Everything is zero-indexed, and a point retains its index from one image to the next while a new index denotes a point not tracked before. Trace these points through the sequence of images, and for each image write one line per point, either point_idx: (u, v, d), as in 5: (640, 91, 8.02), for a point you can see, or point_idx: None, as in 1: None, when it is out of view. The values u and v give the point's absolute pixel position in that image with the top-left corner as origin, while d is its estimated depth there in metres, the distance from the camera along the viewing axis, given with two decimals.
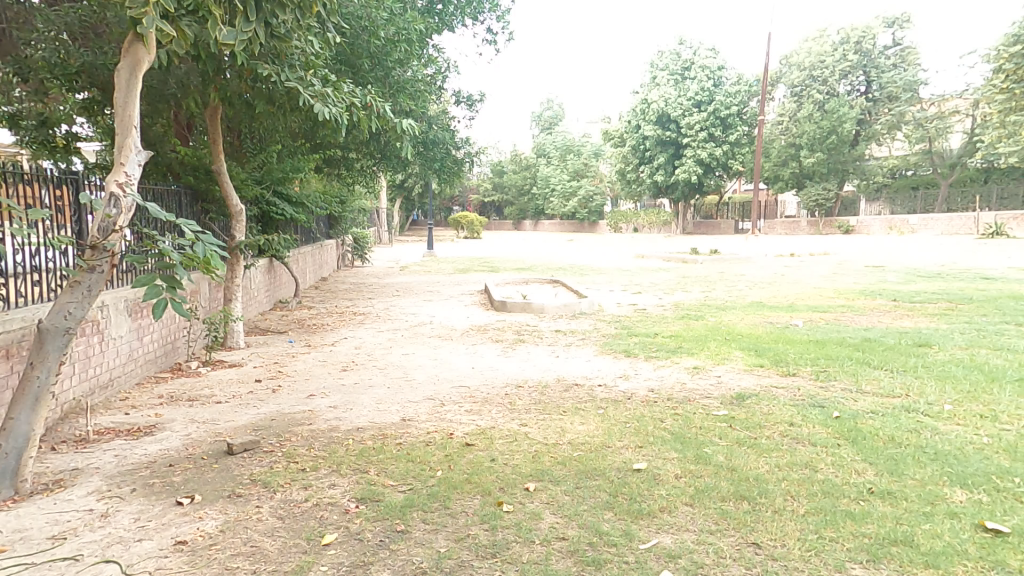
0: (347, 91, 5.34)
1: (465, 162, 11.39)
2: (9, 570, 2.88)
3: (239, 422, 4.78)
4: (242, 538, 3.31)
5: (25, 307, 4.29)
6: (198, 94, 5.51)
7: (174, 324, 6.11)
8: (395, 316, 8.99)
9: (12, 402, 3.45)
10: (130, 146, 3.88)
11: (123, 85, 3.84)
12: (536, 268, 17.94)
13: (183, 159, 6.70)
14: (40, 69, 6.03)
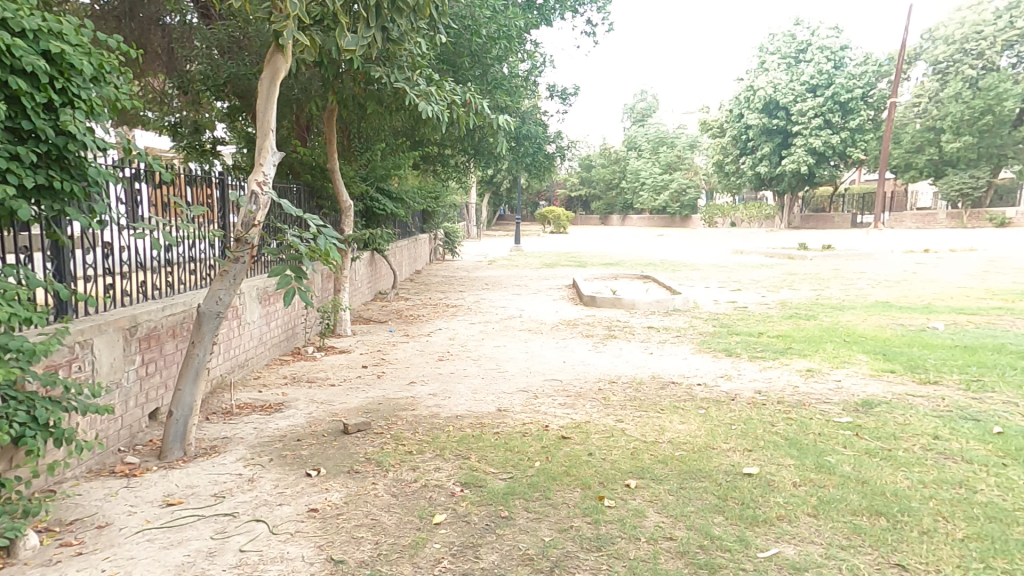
0: (449, 90, 5.61)
1: (556, 156, 11.44)
2: (186, 519, 3.37)
3: (351, 404, 5.19)
4: (363, 511, 3.61)
5: (185, 293, 4.98)
6: (319, 98, 6.04)
7: (294, 313, 6.76)
8: (485, 309, 9.26)
9: (179, 374, 4.06)
10: (267, 148, 4.36)
11: (264, 93, 4.26)
12: (622, 263, 17.60)
13: (302, 159, 7.36)
14: (197, 82, 6.87)
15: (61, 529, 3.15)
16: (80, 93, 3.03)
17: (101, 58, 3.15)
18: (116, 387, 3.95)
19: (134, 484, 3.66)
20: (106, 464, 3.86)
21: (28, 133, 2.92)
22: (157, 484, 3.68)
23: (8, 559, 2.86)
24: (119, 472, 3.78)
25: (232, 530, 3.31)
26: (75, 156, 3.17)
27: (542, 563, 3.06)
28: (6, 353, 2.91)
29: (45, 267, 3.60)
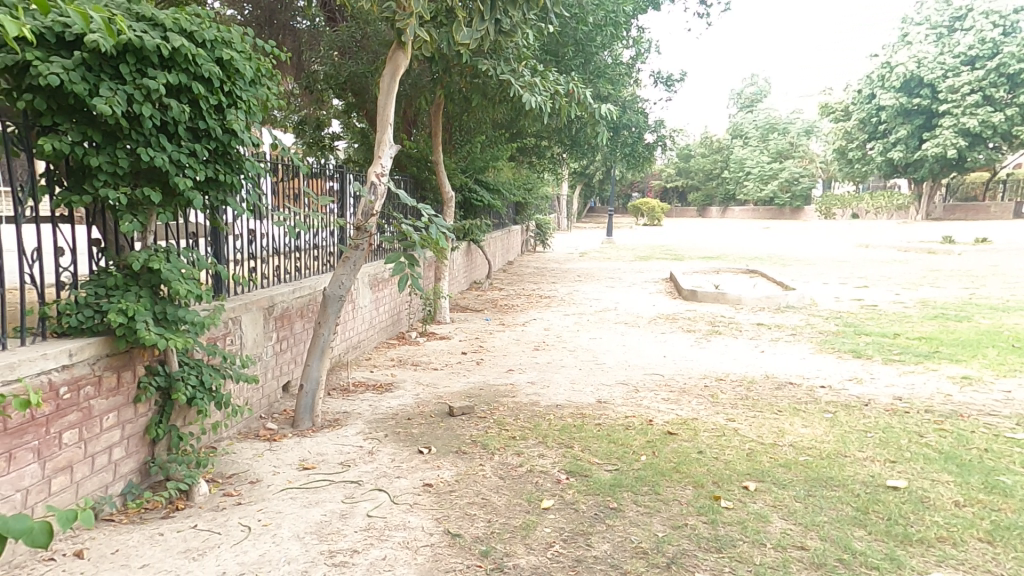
0: (552, 81, 5.68)
1: (655, 146, 11.12)
2: (319, 482, 3.69)
3: (455, 388, 5.41)
4: (474, 490, 3.73)
5: (310, 278, 5.46)
6: (427, 91, 6.40)
7: (400, 299, 7.17)
8: (578, 301, 9.24)
9: (307, 351, 4.44)
10: (386, 141, 4.62)
11: (385, 89, 4.49)
12: (723, 256, 16.86)
13: (411, 153, 7.85)
14: (321, 81, 7.65)
15: (223, 481, 3.57)
16: (242, 95, 3.39)
17: (257, 62, 3.50)
18: (257, 360, 4.42)
19: (276, 448, 4.07)
20: (250, 429, 4.34)
21: (203, 132, 3.30)
22: (293, 449, 4.06)
23: (186, 501, 3.29)
24: (262, 437, 4.22)
25: (358, 496, 3.56)
26: (235, 152, 3.55)
27: (658, 558, 2.98)
28: (183, 324, 3.32)
29: (207, 251, 4.09)
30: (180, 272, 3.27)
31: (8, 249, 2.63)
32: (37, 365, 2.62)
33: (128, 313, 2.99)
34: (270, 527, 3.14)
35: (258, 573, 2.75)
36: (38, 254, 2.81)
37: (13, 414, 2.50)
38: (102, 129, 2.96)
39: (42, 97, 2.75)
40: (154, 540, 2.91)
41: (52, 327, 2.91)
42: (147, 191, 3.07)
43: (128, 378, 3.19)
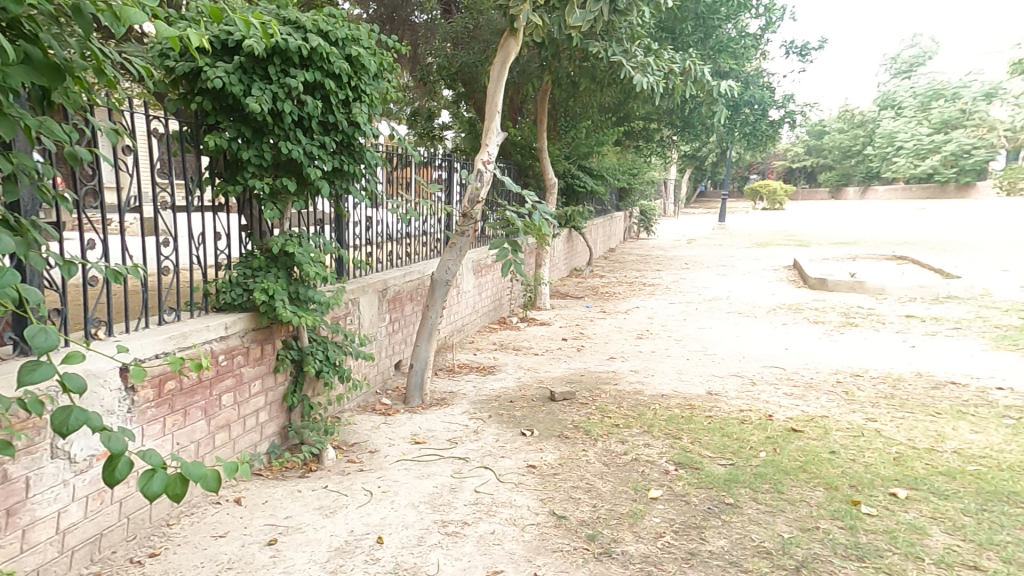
0: (667, 59, 5.64)
1: (782, 123, 10.10)
2: (429, 456, 3.87)
3: (556, 373, 5.42)
4: (578, 474, 3.66)
5: (419, 263, 5.77)
6: (534, 78, 6.86)
7: (501, 285, 7.36)
8: (685, 289, 8.78)
9: (417, 333, 4.67)
10: (493, 129, 4.70)
11: (495, 77, 4.55)
12: (865, 242, 14.96)
13: (517, 140, 8.19)
14: (435, 73, 8.28)
15: (347, 448, 3.89)
16: (366, 89, 3.62)
17: (381, 57, 3.73)
18: (374, 339, 4.77)
19: (390, 422, 4.35)
20: (368, 402, 4.69)
21: (332, 126, 3.58)
22: (406, 424, 4.31)
23: (318, 464, 3.64)
24: (379, 410, 4.54)
25: (466, 472, 3.67)
26: (358, 143, 3.81)
27: (784, 560, 2.69)
28: (311, 303, 3.65)
29: (331, 237, 4.44)
30: (310, 255, 3.58)
31: (182, 234, 3.06)
32: (203, 335, 3.03)
33: (269, 292, 3.35)
34: (389, 493, 3.36)
35: (382, 535, 2.95)
36: (202, 239, 3.23)
37: (187, 376, 2.89)
38: (252, 126, 3.32)
39: (208, 99, 3.15)
40: (295, 495, 3.25)
41: (212, 303, 3.34)
42: (285, 181, 3.41)
43: (270, 350, 3.58)
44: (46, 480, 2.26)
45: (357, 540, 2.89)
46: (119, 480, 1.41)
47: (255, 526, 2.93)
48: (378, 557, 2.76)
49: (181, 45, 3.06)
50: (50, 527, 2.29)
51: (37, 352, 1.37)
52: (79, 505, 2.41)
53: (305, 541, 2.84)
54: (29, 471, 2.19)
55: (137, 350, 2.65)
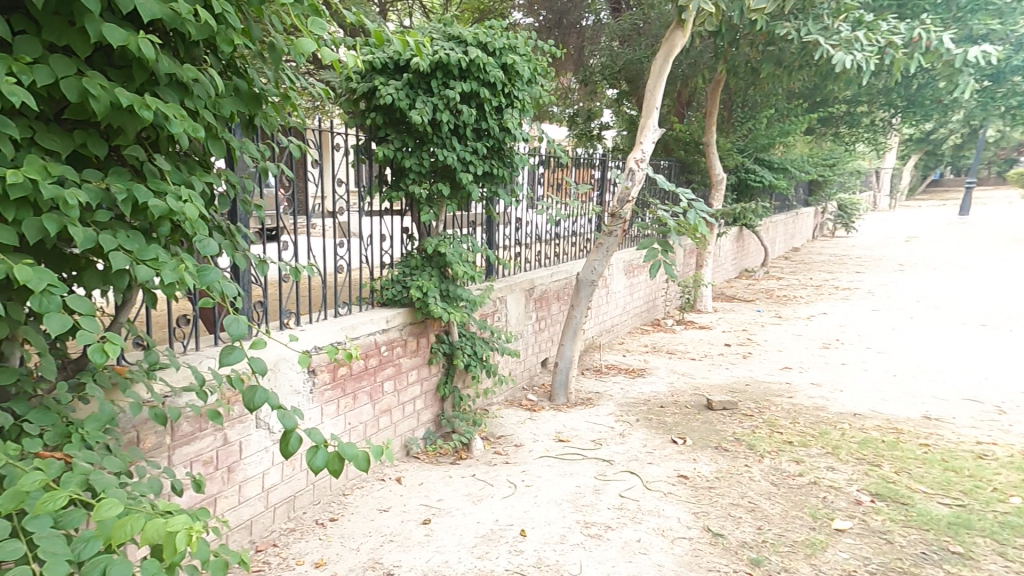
0: (886, 29, 5.50)
1: None
2: (572, 455, 3.79)
3: (714, 381, 4.92)
4: (739, 491, 3.21)
5: (565, 264, 5.77)
6: (708, 70, 7.14)
7: (656, 286, 7.04)
8: (901, 300, 7.63)
9: (561, 332, 4.64)
10: (648, 126, 4.53)
11: (656, 71, 4.55)
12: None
13: (678, 136, 8.05)
14: (598, 72, 8.48)
15: (494, 440, 4.03)
16: (518, 94, 3.77)
17: (535, 63, 3.86)
18: (520, 337, 4.90)
19: (535, 418, 4.39)
20: (515, 398, 4.82)
21: (484, 132, 3.79)
22: (551, 421, 4.30)
23: (467, 453, 3.84)
24: (524, 406, 4.62)
25: (610, 475, 3.50)
26: (508, 147, 3.97)
27: None
28: (460, 301, 3.90)
29: (482, 238, 4.64)
30: (460, 255, 3.84)
31: (355, 236, 3.50)
32: (368, 327, 3.41)
33: (424, 289, 3.66)
34: (531, 488, 3.37)
35: (524, 528, 2.95)
36: (370, 240, 3.65)
37: (354, 363, 3.27)
38: (414, 136, 3.66)
39: (381, 114, 3.58)
40: (446, 480, 3.47)
41: (377, 298, 3.74)
42: (441, 186, 3.71)
43: (424, 343, 3.90)
44: (254, 445, 2.77)
45: (501, 530, 2.94)
46: (296, 453, 1.68)
47: (412, 505, 3.19)
48: (521, 550, 2.76)
49: (361, 68, 3.50)
50: (257, 484, 2.80)
51: (233, 338, 1.70)
52: (276, 468, 2.91)
53: (453, 524, 3.00)
54: (241, 436, 2.70)
55: (308, 338, 3.07)
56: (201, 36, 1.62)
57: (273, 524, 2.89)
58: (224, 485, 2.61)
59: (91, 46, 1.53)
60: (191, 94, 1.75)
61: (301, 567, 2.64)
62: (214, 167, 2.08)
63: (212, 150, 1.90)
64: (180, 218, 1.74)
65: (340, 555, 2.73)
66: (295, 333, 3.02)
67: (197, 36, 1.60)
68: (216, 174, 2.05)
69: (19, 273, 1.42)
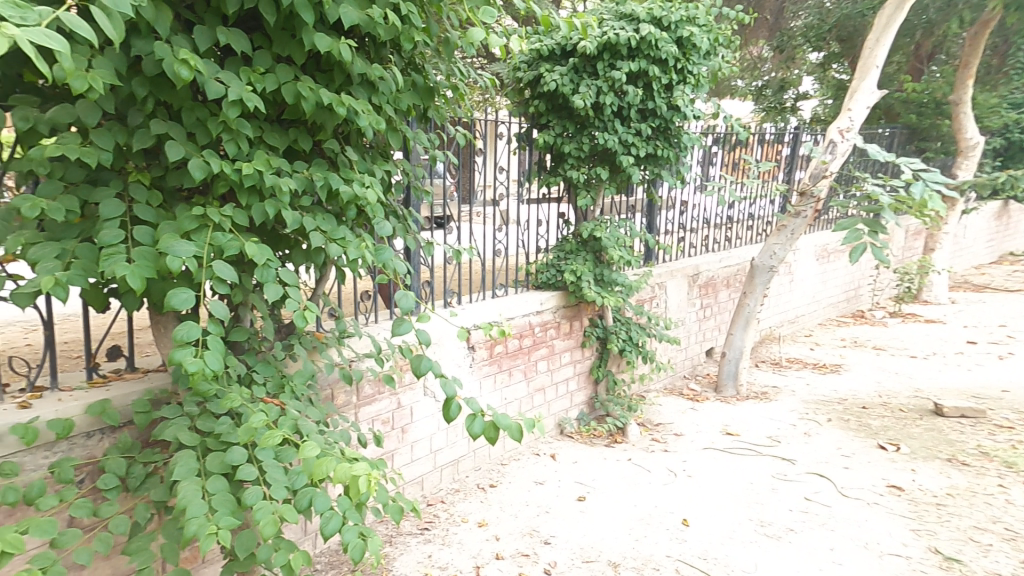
0: None
1: None
2: (744, 449, 3.45)
3: (943, 383, 4.35)
4: (979, 513, 2.75)
5: (736, 249, 5.27)
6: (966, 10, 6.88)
7: (861, 273, 6.53)
8: None
9: (731, 320, 4.32)
10: (861, 90, 4.28)
11: (884, 23, 4.29)
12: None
13: (911, 94, 7.72)
14: (800, 36, 8.08)
15: (652, 427, 3.84)
16: (693, 70, 3.61)
17: (715, 33, 3.64)
18: (682, 324, 4.61)
19: (698, 409, 4.09)
20: (675, 386, 4.54)
21: (650, 113, 3.66)
22: (717, 413, 3.99)
23: (622, 437, 3.72)
24: (686, 395, 4.34)
25: (792, 476, 3.13)
26: (676, 127, 3.78)
27: None
28: (615, 286, 3.81)
29: (641, 223, 4.43)
30: (616, 240, 3.75)
31: (513, 222, 3.59)
32: (522, 308, 3.51)
33: (578, 273, 3.65)
34: (694, 478, 3.15)
35: (686, 517, 2.79)
36: (527, 225, 3.71)
37: (510, 342, 3.42)
38: (575, 121, 3.65)
39: (544, 102, 3.62)
40: (599, 460, 3.41)
41: (532, 281, 3.80)
42: (599, 170, 3.65)
43: (577, 326, 3.88)
44: (423, 410, 3.06)
45: (661, 514, 2.83)
46: (455, 419, 1.85)
47: (565, 481, 3.21)
48: (684, 538, 2.63)
49: (530, 57, 3.61)
50: (425, 445, 3.10)
51: (403, 312, 1.93)
52: (442, 434, 3.18)
53: (610, 501, 2.96)
54: (410, 402, 3.01)
55: (465, 317, 3.25)
56: (389, 37, 1.82)
57: (440, 483, 3.18)
58: (398, 443, 2.95)
59: (305, 54, 1.86)
60: (376, 91, 2.00)
61: (466, 524, 2.85)
62: (391, 158, 2.36)
63: (391, 141, 2.15)
64: (364, 202, 2.09)
65: (499, 518, 2.88)
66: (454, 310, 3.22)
67: (384, 36, 1.79)
68: (391, 163, 2.34)
69: (249, 249, 1.93)
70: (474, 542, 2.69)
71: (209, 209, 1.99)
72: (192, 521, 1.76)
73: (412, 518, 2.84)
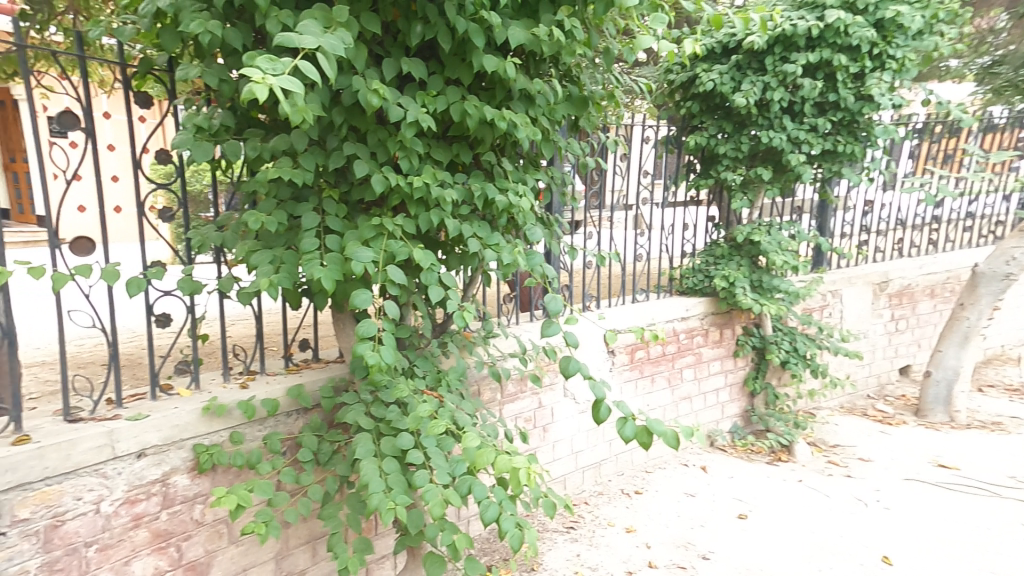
0: None
1: None
2: (976, 486, 3.69)
3: None
4: None
5: (941, 254, 5.69)
6: None
7: None
8: None
9: (948, 334, 4.81)
10: None
11: None
12: None
13: None
14: None
15: (828, 448, 4.19)
16: (895, 54, 3.55)
17: (931, 9, 3.52)
18: (869, 335, 5.08)
19: (891, 432, 4.55)
20: (857, 404, 5.08)
21: (831, 105, 3.73)
22: (911, 441, 4.35)
23: (788, 455, 3.98)
24: (874, 416, 4.85)
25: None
26: (862, 120, 3.79)
27: None
28: (777, 293, 3.90)
29: (812, 225, 4.72)
30: (778, 245, 3.80)
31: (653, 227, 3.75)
32: (666, 315, 3.70)
33: (731, 280, 3.79)
34: (891, 510, 3.36)
35: (886, 555, 2.93)
36: (668, 230, 3.86)
37: (652, 348, 3.58)
38: (732, 120, 3.84)
39: (697, 102, 3.88)
40: (766, 473, 3.75)
41: (676, 286, 4.00)
42: (759, 171, 3.78)
43: (729, 334, 4.08)
44: (565, 412, 3.24)
45: (859, 551, 2.96)
46: (603, 420, 1.87)
47: (723, 497, 3.42)
48: (889, 573, 2.78)
49: (683, 60, 3.86)
50: (567, 447, 3.29)
51: (550, 314, 1.99)
52: (583, 440, 3.37)
53: (772, 525, 3.16)
54: (551, 402, 3.17)
55: (612, 319, 3.43)
56: (549, 50, 1.88)
57: (583, 484, 3.42)
58: (541, 442, 3.13)
59: (472, 76, 2.03)
60: (534, 105, 2.12)
61: (612, 528, 3.09)
62: (540, 166, 2.49)
63: (544, 150, 2.25)
64: (517, 210, 2.21)
65: (645, 526, 3.11)
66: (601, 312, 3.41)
67: (547, 51, 1.87)
68: (542, 171, 2.46)
69: (416, 255, 2.16)
70: (624, 547, 2.93)
71: (385, 219, 2.23)
72: (374, 496, 2.06)
73: (558, 517, 3.14)
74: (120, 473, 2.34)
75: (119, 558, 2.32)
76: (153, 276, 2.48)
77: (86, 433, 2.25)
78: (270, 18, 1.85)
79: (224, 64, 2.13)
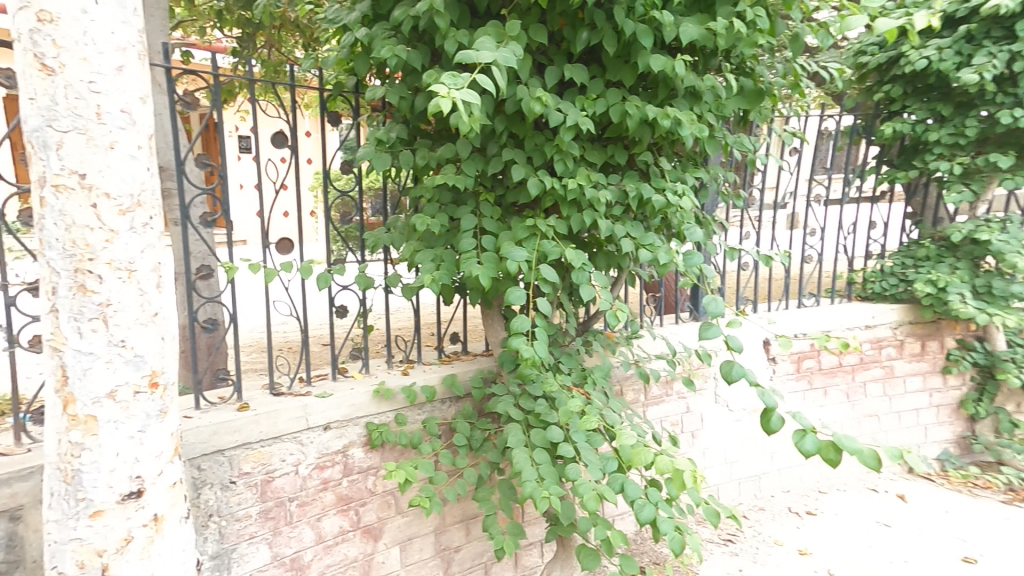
0: None
1: None
2: None
3: None
4: None
5: None
6: None
7: None
8: None
9: None
10: None
11: None
12: None
13: None
14: None
15: None
16: None
17: None
18: None
19: None
20: None
21: None
22: None
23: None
24: None
25: None
26: None
27: None
28: (1010, 300, 3.58)
29: None
30: (1015, 244, 3.47)
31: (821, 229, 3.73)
32: (854, 323, 3.79)
33: (941, 286, 3.64)
34: None
35: None
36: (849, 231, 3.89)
37: (823, 356, 3.64)
38: (952, 102, 3.65)
39: (899, 85, 3.78)
40: (997, 508, 3.51)
41: (858, 292, 4.09)
42: (993, 157, 3.48)
43: (933, 347, 3.99)
44: (721, 421, 3.35)
45: None
46: (776, 431, 1.66)
47: (929, 530, 3.26)
48: None
49: (885, 41, 3.77)
50: (719, 456, 3.38)
51: (710, 316, 1.76)
52: (731, 454, 3.42)
53: (1004, 569, 2.96)
54: (699, 408, 3.29)
55: (783, 324, 3.68)
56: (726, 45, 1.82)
57: (742, 497, 3.50)
58: (689, 446, 3.23)
59: (635, 77, 2.01)
60: (701, 101, 2.08)
61: (780, 547, 3.10)
62: (699, 163, 2.42)
63: (708, 148, 2.18)
64: (675, 209, 2.16)
65: (818, 549, 3.09)
66: (771, 317, 3.65)
67: (723, 45, 1.82)
68: (702, 168, 2.39)
69: (568, 255, 2.14)
70: (797, 567, 2.93)
71: (538, 221, 2.29)
72: (528, 483, 2.12)
73: (714, 530, 3.23)
74: (313, 442, 2.73)
75: (313, 514, 2.73)
76: (336, 271, 2.90)
77: (288, 405, 2.68)
78: (449, 39, 2.02)
79: (405, 83, 2.40)
